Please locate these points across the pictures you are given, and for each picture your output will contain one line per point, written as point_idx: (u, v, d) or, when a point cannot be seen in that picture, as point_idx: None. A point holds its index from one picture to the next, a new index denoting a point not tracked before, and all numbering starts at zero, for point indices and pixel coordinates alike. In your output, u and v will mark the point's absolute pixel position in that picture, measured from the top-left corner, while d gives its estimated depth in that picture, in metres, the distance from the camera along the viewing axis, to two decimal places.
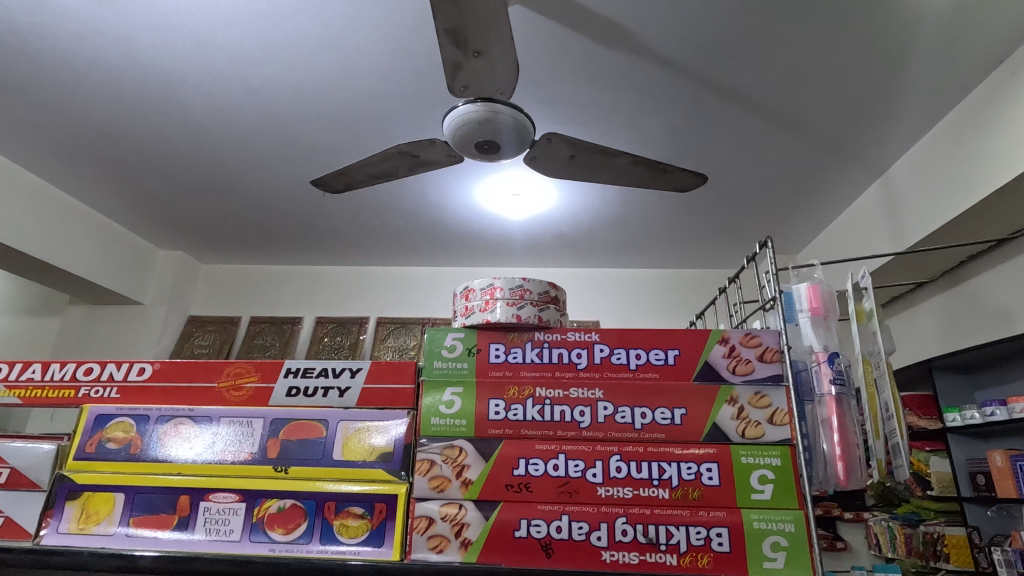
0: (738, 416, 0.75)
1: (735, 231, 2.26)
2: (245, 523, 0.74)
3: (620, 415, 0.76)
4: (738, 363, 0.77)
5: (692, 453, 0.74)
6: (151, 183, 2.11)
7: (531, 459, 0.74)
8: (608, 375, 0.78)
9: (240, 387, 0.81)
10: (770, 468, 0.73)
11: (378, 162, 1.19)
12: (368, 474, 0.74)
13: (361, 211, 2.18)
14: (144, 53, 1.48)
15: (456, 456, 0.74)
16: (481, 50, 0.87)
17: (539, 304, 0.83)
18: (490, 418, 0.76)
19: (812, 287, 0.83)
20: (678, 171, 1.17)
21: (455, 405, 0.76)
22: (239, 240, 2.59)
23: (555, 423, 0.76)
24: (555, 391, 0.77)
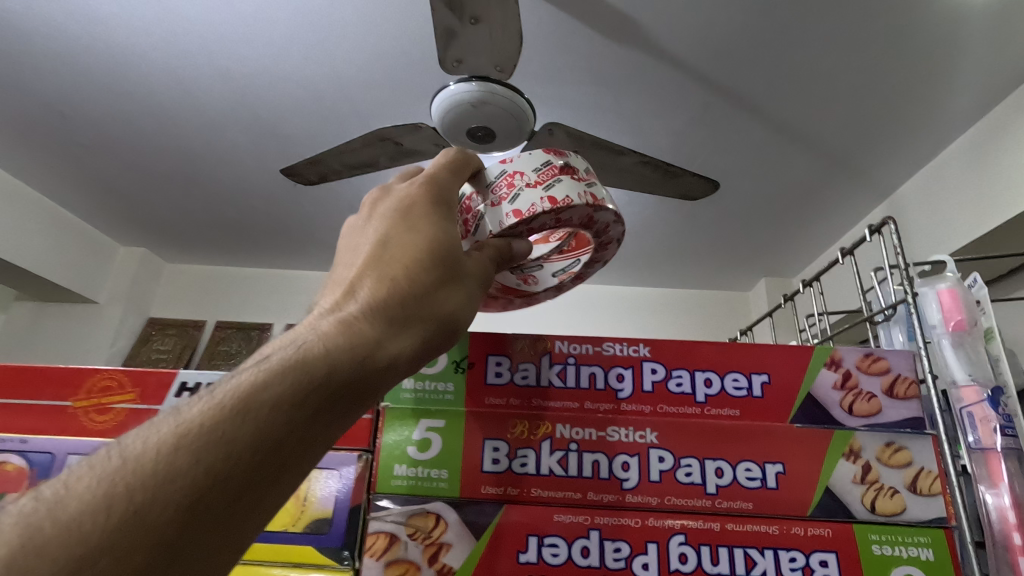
0: (864, 480, 0.51)
1: (732, 249, 2.17)
2: None
3: (684, 472, 0.52)
4: (858, 400, 0.54)
5: (794, 535, 0.50)
6: (109, 171, 1.94)
7: (556, 534, 0.50)
8: (672, 409, 0.54)
9: (104, 408, 0.56)
10: (918, 565, 0.49)
11: (356, 148, 1.06)
12: (292, 553, 0.50)
13: (339, 212, 2.05)
14: (105, 25, 1.34)
15: (429, 529, 0.51)
16: (478, 15, 0.76)
17: (540, 182, 0.49)
18: (484, 470, 0.52)
19: (952, 292, 0.66)
20: (688, 176, 1.06)
21: (427, 452, 0.53)
22: (208, 239, 2.42)
23: (591, 482, 0.52)
24: (586, 432, 0.54)
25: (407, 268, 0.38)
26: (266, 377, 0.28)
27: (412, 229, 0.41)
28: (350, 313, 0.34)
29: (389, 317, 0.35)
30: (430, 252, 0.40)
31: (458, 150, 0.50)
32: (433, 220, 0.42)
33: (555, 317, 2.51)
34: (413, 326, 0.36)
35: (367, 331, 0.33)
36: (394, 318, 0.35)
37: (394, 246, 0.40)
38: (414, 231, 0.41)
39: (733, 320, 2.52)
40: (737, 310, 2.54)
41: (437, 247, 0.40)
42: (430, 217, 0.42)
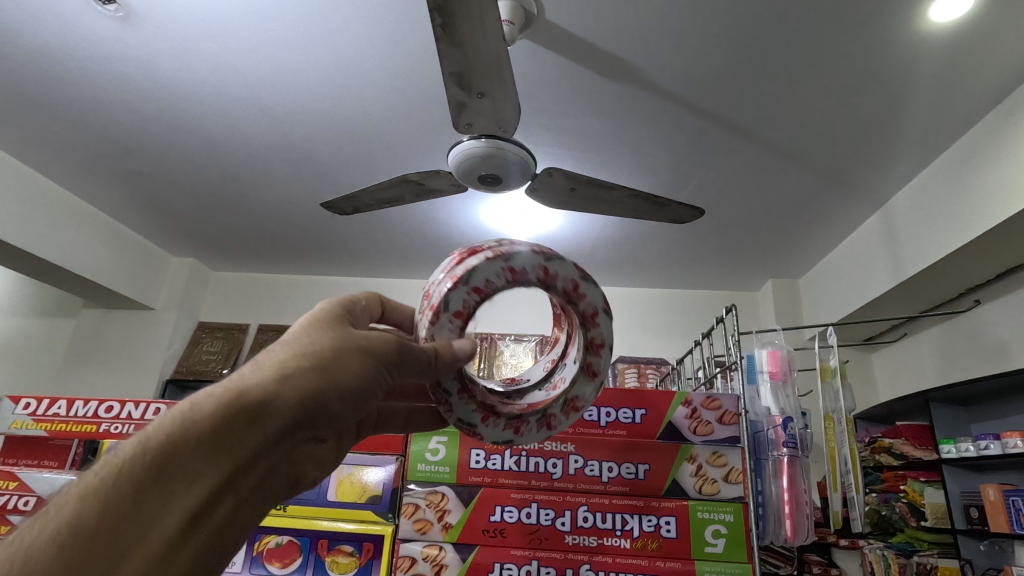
0: (695, 474, 0.87)
1: (737, 254, 2.28)
2: (246, 556, 0.87)
3: (589, 468, 0.88)
4: (696, 422, 0.89)
5: (652, 505, 0.86)
6: (166, 193, 2.16)
7: (516, 503, 0.86)
8: (587, 428, 0.91)
9: None
10: (723, 523, 0.85)
11: (384, 188, 1.24)
12: (360, 514, 0.87)
13: (370, 227, 2.23)
14: (166, 74, 1.53)
15: (438, 501, 0.87)
16: (484, 90, 0.92)
17: (443, 273, 0.55)
18: (471, 466, 0.88)
19: (772, 353, 0.97)
20: (675, 205, 1.21)
21: (441, 453, 0.89)
22: (250, 249, 2.63)
23: (532, 473, 0.88)
24: (532, 444, 0.89)
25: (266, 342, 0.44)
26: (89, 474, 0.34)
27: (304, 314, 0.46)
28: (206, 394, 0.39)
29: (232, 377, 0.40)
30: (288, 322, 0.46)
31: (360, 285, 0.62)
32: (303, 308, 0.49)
33: None
34: (258, 369, 0.41)
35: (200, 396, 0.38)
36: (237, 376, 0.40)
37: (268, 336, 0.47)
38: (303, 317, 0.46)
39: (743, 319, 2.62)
40: (747, 309, 2.63)
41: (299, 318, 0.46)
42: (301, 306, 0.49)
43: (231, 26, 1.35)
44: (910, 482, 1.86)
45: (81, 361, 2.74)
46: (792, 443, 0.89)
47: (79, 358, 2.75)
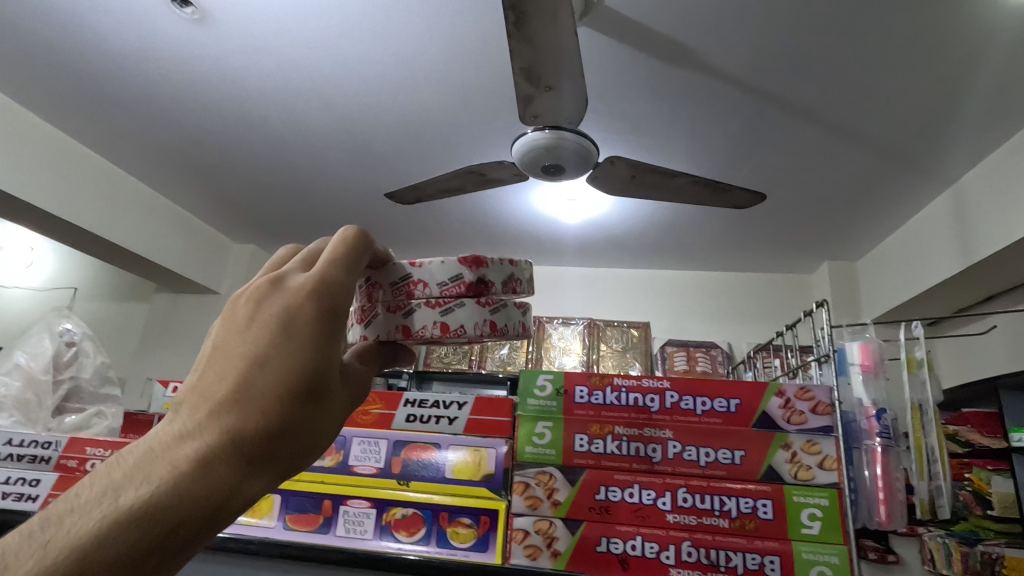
0: (790, 461, 0.81)
1: (792, 236, 2.23)
2: (374, 525, 0.80)
3: (687, 453, 0.82)
4: (791, 412, 0.83)
5: (749, 489, 0.80)
6: (231, 183, 2.26)
7: (628, 474, 0.81)
8: (686, 415, 0.84)
9: (367, 412, 0.88)
10: (819, 507, 0.78)
11: (449, 178, 1.28)
12: (471, 490, 0.81)
13: (422, 213, 2.28)
14: (233, 70, 1.60)
15: (547, 479, 0.82)
16: (553, 84, 0.94)
17: (440, 301, 0.64)
18: (575, 449, 0.83)
19: (863, 348, 0.99)
20: (737, 190, 1.20)
21: (553, 432, 0.84)
22: (307, 237, 2.73)
23: (634, 452, 0.83)
24: (631, 429, 0.84)
25: (282, 382, 0.35)
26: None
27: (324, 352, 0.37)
28: (214, 475, 0.32)
29: (233, 467, 0.33)
30: (299, 385, 0.36)
31: (353, 230, 0.42)
32: (312, 349, 0.36)
33: (619, 302, 2.66)
34: (263, 466, 0.34)
35: (207, 487, 0.32)
36: (241, 467, 0.33)
37: (266, 376, 0.35)
38: (322, 354, 0.37)
39: (797, 302, 2.56)
40: (801, 293, 2.57)
41: (310, 381, 0.36)
42: (311, 337, 0.37)
43: (294, 24, 1.40)
44: (977, 470, 1.75)
45: (155, 343, 2.91)
46: (885, 433, 0.93)
47: (154, 339, 2.92)
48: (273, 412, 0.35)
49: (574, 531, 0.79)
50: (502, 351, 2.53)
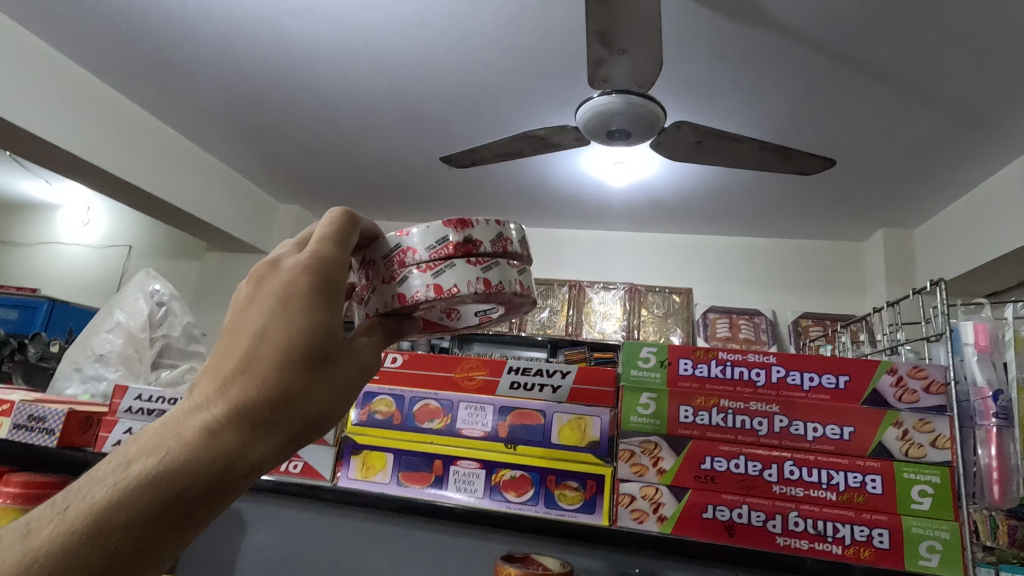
0: (905, 442, 0.53)
1: (849, 201, 2.15)
2: (482, 486, 0.57)
3: (791, 426, 0.54)
4: (901, 390, 0.54)
5: (859, 465, 0.53)
6: (278, 144, 2.27)
7: (719, 450, 0.54)
8: (792, 390, 0.55)
9: (469, 376, 0.61)
10: (930, 483, 0.52)
11: (508, 143, 1.27)
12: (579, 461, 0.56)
13: (467, 175, 2.26)
14: (287, 29, 1.59)
15: (652, 449, 0.55)
16: (626, 47, 0.91)
17: (431, 266, 0.52)
18: (671, 423, 0.55)
19: (982, 324, 0.77)
20: (803, 155, 1.15)
21: (651, 404, 0.55)
22: (349, 199, 2.73)
23: (727, 428, 0.55)
24: (726, 401, 0.56)
25: (280, 349, 0.36)
26: (92, 537, 0.28)
27: (321, 318, 0.37)
28: (219, 436, 0.33)
29: (238, 431, 0.33)
30: (295, 352, 0.36)
31: (342, 211, 0.43)
32: (305, 319, 0.37)
33: (663, 269, 2.62)
34: (270, 430, 0.35)
35: (210, 449, 0.32)
36: (245, 430, 0.33)
37: (262, 347, 0.36)
38: (318, 320, 0.37)
39: (847, 271, 2.49)
40: (853, 261, 2.49)
41: (307, 349, 0.36)
42: (303, 309, 0.37)
43: None
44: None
45: (203, 300, 2.97)
46: (1005, 414, 0.72)
47: (202, 296, 2.97)
48: (272, 375, 0.35)
49: (670, 513, 0.53)
50: (543, 314, 2.52)
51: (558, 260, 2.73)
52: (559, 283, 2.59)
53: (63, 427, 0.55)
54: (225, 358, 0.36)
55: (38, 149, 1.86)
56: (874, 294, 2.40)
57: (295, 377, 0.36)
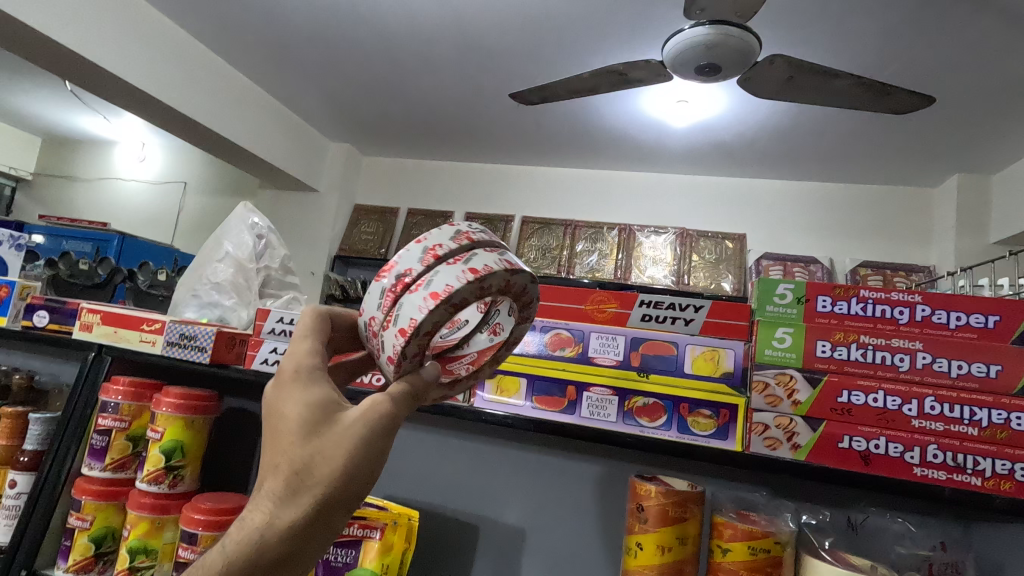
0: None
1: (930, 143, 2.02)
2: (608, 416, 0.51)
3: (928, 361, 0.45)
4: None
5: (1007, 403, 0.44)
6: (331, 82, 2.22)
7: (851, 389, 0.46)
8: (937, 329, 0.46)
9: (590, 305, 0.55)
10: None
11: (585, 78, 1.23)
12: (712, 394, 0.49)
13: (523, 112, 2.19)
14: None
15: (788, 380, 0.47)
16: None
17: (385, 319, 0.37)
18: (804, 357, 0.48)
19: None
20: (903, 93, 1.09)
21: (785, 340, 0.48)
22: (399, 137, 2.70)
23: (861, 367, 0.47)
24: (859, 333, 0.47)
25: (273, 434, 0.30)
26: None
27: (302, 390, 0.31)
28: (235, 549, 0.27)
29: (262, 516, 0.28)
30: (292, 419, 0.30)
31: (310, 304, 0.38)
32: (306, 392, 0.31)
33: (720, 213, 2.54)
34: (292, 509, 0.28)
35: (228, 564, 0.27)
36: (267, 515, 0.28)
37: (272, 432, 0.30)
38: (303, 392, 0.30)
39: (916, 217, 2.37)
40: (920, 209, 2.38)
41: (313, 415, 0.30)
42: (293, 385, 0.31)
43: None
44: None
45: None
46: None
47: None
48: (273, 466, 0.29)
49: (800, 446, 0.47)
50: (591, 258, 2.53)
51: (609, 202, 2.67)
52: (609, 226, 2.57)
53: (214, 344, 0.60)
54: None
55: (98, 88, 1.83)
56: (941, 244, 2.30)
57: (295, 453, 0.29)
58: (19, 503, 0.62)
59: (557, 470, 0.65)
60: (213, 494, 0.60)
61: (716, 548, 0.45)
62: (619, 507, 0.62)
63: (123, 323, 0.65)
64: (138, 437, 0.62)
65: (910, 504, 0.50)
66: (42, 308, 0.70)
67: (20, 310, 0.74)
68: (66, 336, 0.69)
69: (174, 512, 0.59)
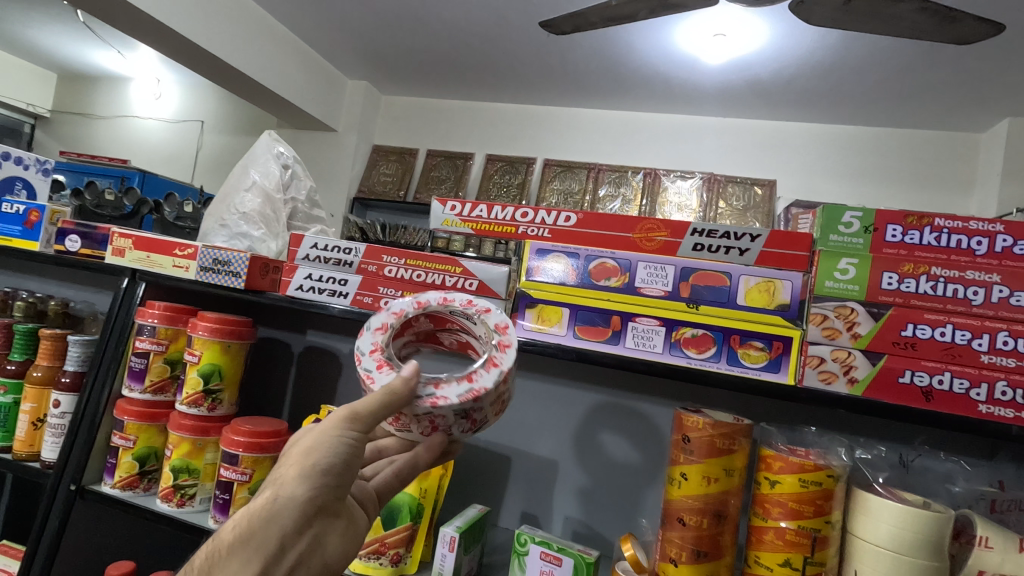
0: None
1: (981, 85, 1.90)
2: (651, 347, 0.50)
3: (1010, 296, 0.42)
4: None
5: None
6: (348, 15, 2.12)
7: (917, 323, 0.44)
8: (1017, 262, 0.43)
9: (640, 233, 0.52)
10: None
11: (623, 4, 1.15)
12: (764, 326, 0.47)
13: (550, 46, 2.08)
14: None
15: (848, 314, 0.45)
16: None
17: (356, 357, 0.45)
18: (872, 288, 0.45)
19: None
20: (969, 20, 1.00)
21: (849, 271, 0.45)
22: (418, 75, 2.60)
23: (930, 300, 0.44)
24: (939, 266, 0.44)
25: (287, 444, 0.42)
26: None
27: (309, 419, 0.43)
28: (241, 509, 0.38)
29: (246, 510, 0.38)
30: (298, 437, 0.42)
31: None
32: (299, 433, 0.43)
33: (751, 157, 2.44)
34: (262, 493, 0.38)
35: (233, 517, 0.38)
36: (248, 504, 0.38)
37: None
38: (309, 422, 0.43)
39: (959, 165, 2.26)
40: (965, 156, 2.26)
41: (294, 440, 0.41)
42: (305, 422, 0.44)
43: None
44: None
45: None
46: None
47: None
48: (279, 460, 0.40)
49: (857, 381, 0.45)
50: (614, 204, 2.46)
51: (635, 145, 2.59)
52: (634, 170, 2.49)
53: (248, 270, 0.59)
54: None
55: (109, 18, 1.76)
56: (984, 192, 2.19)
57: (291, 450, 0.40)
58: (63, 421, 0.64)
59: (594, 405, 0.64)
60: (251, 418, 0.61)
61: (763, 480, 0.45)
62: (655, 442, 0.61)
63: (154, 248, 0.64)
64: (176, 360, 0.62)
65: (960, 442, 0.50)
66: (73, 232, 0.70)
67: (52, 236, 0.75)
68: (99, 260, 0.68)
69: (215, 434, 0.60)
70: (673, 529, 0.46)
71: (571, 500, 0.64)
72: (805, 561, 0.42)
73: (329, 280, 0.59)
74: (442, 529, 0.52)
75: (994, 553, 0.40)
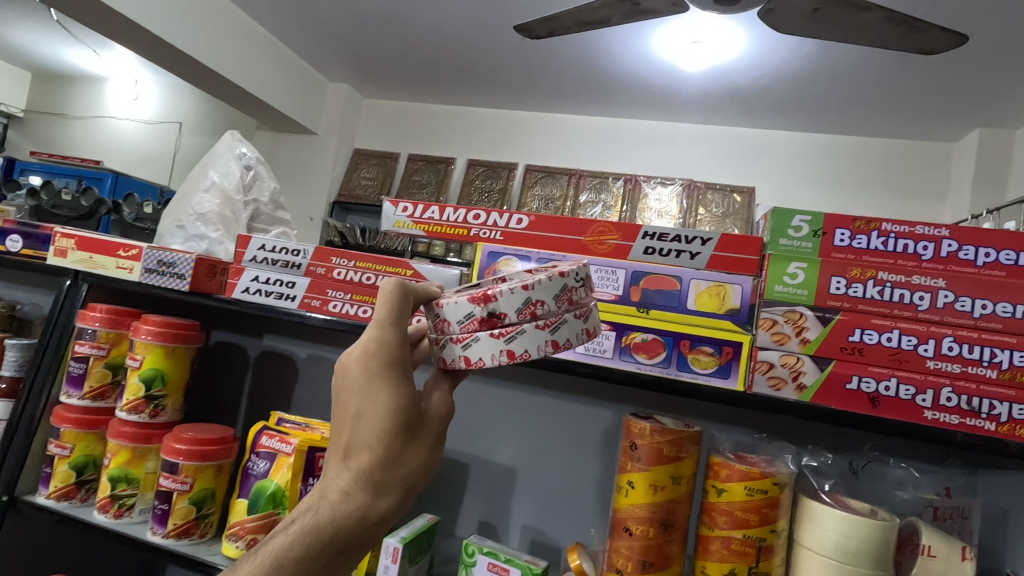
0: None
1: (952, 96, 1.93)
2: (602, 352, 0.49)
3: (953, 301, 0.42)
4: None
5: None
6: (328, 17, 2.10)
7: (864, 327, 0.43)
8: (962, 266, 0.43)
9: (591, 236, 0.51)
10: None
11: (596, 8, 1.15)
12: (716, 331, 0.47)
13: (530, 50, 2.08)
14: None
15: (796, 319, 0.45)
16: None
17: (482, 357, 0.41)
18: (819, 293, 0.44)
19: None
20: (934, 31, 1.01)
21: (798, 276, 0.45)
22: (399, 78, 2.59)
23: (878, 305, 0.44)
24: (883, 270, 0.44)
25: (383, 418, 0.35)
26: None
27: (406, 390, 0.37)
28: (356, 506, 0.34)
29: (365, 499, 0.34)
30: (402, 419, 0.36)
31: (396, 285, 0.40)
32: (396, 388, 0.36)
33: (730, 164, 2.46)
34: (391, 495, 0.35)
35: (350, 513, 0.33)
36: (368, 499, 0.34)
37: (363, 421, 0.35)
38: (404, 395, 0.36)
39: (931, 173, 2.29)
40: (936, 165, 2.30)
41: (407, 412, 0.36)
42: (387, 381, 0.36)
43: None
44: None
45: None
46: None
47: None
48: (386, 448, 0.35)
49: (806, 387, 0.44)
50: (594, 209, 2.46)
51: (616, 151, 2.59)
52: (614, 176, 2.50)
53: (193, 270, 0.57)
54: (338, 434, 0.36)
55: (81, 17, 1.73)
56: (956, 201, 2.22)
57: (403, 443, 0.36)
58: None
59: (553, 411, 0.63)
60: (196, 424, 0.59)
61: (711, 488, 0.44)
62: (613, 447, 0.60)
63: (97, 248, 0.62)
64: (117, 365, 0.60)
65: (911, 447, 0.49)
66: (14, 232, 0.67)
67: None
68: (41, 261, 0.66)
69: (156, 442, 0.58)
70: (620, 538, 0.44)
71: (529, 506, 0.63)
72: (750, 570, 0.41)
73: (276, 282, 0.57)
74: (386, 539, 0.50)
75: (938, 561, 0.40)
